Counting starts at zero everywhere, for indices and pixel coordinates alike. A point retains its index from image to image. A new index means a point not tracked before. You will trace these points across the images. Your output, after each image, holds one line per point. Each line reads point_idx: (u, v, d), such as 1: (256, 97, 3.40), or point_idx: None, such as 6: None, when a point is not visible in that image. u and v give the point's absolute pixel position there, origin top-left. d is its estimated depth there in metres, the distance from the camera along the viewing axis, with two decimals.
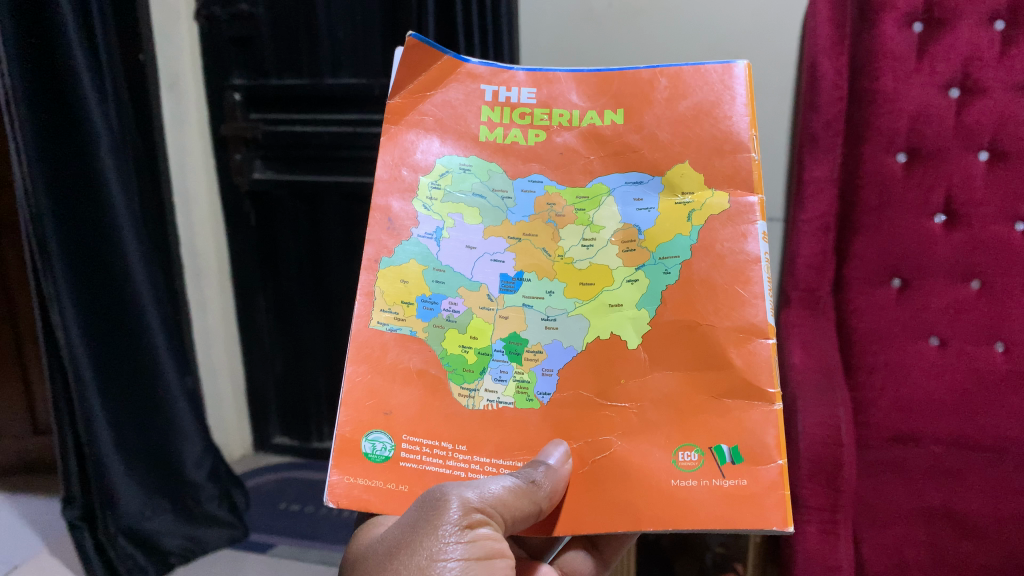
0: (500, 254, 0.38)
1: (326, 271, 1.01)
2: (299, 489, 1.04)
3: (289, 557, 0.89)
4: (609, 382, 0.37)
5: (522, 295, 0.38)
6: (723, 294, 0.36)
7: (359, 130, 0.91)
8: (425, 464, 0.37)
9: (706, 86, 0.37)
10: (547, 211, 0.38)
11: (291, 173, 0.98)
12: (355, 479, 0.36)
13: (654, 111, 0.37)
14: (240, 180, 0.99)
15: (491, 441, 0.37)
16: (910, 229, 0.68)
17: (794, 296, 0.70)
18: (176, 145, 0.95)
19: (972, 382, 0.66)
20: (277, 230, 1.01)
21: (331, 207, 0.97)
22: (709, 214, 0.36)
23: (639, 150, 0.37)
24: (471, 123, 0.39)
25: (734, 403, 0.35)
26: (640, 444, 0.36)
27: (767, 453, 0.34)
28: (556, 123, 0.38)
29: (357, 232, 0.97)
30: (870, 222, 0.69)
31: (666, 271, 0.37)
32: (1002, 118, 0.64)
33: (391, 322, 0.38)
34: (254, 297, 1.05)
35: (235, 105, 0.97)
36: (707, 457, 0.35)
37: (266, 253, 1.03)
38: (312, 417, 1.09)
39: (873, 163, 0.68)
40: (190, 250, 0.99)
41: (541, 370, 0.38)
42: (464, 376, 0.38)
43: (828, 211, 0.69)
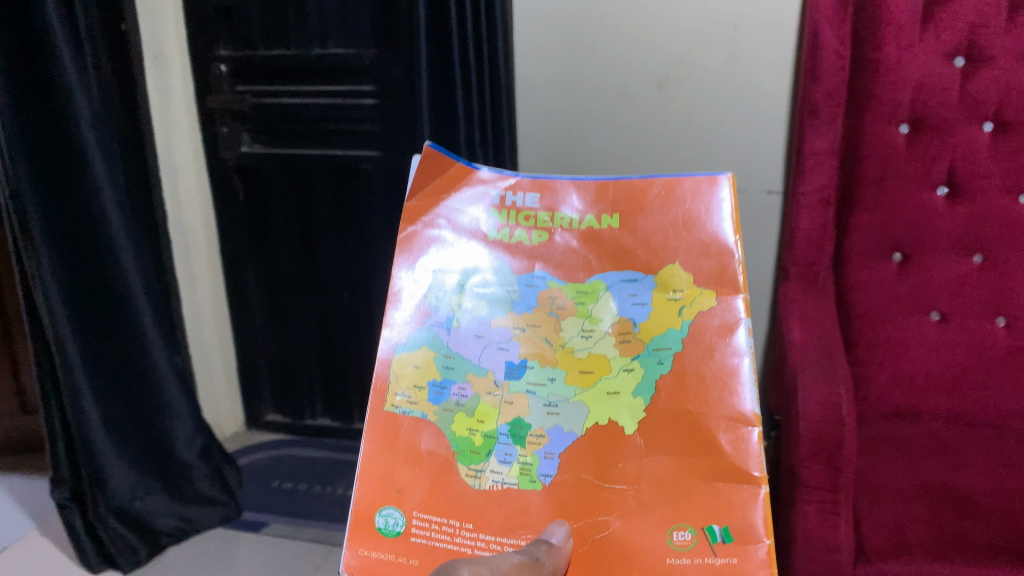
0: (505, 343, 0.40)
1: (316, 251, 0.94)
2: (292, 467, 0.96)
3: (281, 535, 0.82)
4: (608, 465, 0.38)
5: (526, 381, 0.40)
6: (713, 384, 0.38)
7: (348, 102, 0.84)
8: (433, 540, 0.38)
9: (694, 195, 0.40)
10: (549, 303, 0.40)
11: (279, 145, 0.90)
12: (367, 552, 0.39)
13: (650, 215, 0.40)
14: (228, 154, 0.91)
15: (495, 519, 0.38)
16: (910, 204, 0.66)
17: (792, 272, 0.68)
18: (161, 114, 0.87)
19: (972, 357, 0.66)
20: (267, 207, 0.94)
21: (322, 181, 0.90)
22: (698, 310, 0.39)
23: (634, 251, 0.40)
24: (480, 224, 0.42)
25: (724, 485, 0.37)
26: (636, 524, 0.37)
27: (755, 533, 0.37)
28: (557, 225, 0.41)
29: (351, 210, 0.91)
30: (870, 195, 0.66)
31: (660, 361, 0.39)
32: (1008, 88, 0.62)
33: (405, 405, 0.40)
34: (245, 271, 0.98)
35: (221, 76, 0.89)
36: (699, 536, 0.37)
37: (257, 229, 0.95)
38: (305, 393, 1.02)
39: (874, 134, 0.65)
40: (178, 227, 0.91)
41: (542, 454, 0.39)
42: (470, 457, 0.39)
43: (828, 186, 0.66)
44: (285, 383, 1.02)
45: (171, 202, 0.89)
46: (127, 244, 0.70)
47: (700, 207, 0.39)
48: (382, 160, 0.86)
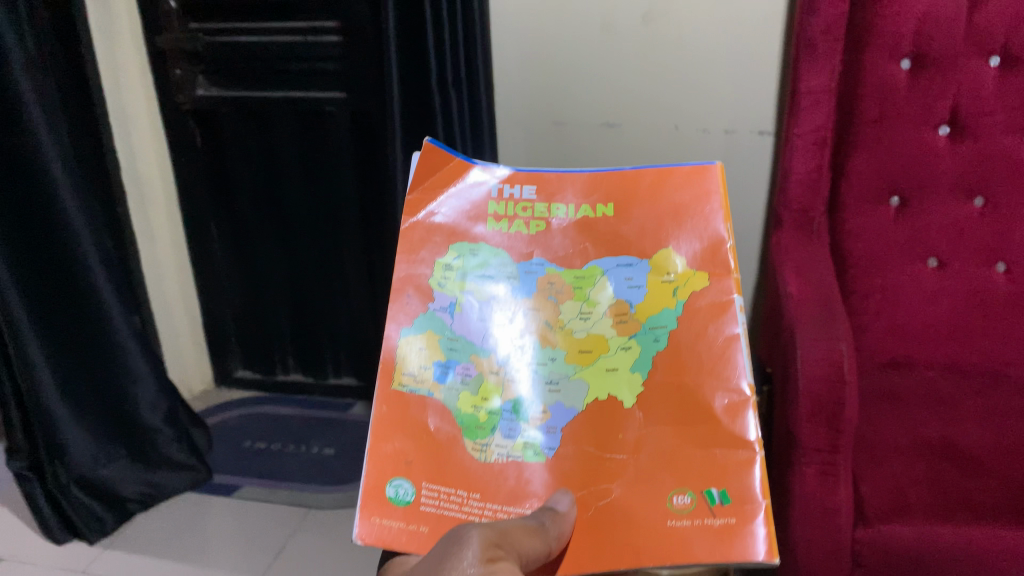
0: (505, 322, 0.32)
1: (282, 199, 0.89)
2: (268, 424, 0.91)
3: (254, 500, 0.76)
4: (607, 435, 0.31)
5: (528, 359, 0.32)
6: (710, 352, 0.31)
7: (308, 40, 0.78)
8: (443, 510, 0.29)
9: (683, 184, 0.33)
10: (545, 288, 0.33)
11: (238, 89, 0.83)
12: (378, 519, 0.29)
13: (642, 203, 0.33)
14: (182, 99, 0.85)
15: (502, 487, 0.30)
16: (910, 144, 0.59)
17: (785, 218, 0.62)
18: (105, 56, 0.79)
19: (968, 303, 0.60)
20: (226, 155, 0.88)
21: (285, 125, 0.84)
22: (692, 290, 0.32)
23: (629, 238, 0.33)
24: (470, 220, 0.34)
25: (722, 453, 0.30)
26: (633, 489, 0.30)
27: (750, 494, 0.29)
28: (557, 213, 0.33)
29: (315, 154, 0.85)
30: (868, 135, 0.59)
31: (655, 339, 0.31)
32: (1016, 20, 0.55)
33: (412, 383, 0.31)
34: (206, 222, 0.92)
35: (170, 12, 0.82)
36: (697, 499, 0.29)
37: (218, 179, 0.90)
38: (277, 347, 0.97)
39: (875, 72, 0.58)
40: (132, 174, 0.84)
41: (545, 428, 0.31)
42: (475, 431, 0.31)
43: (825, 123, 0.59)
44: (256, 333, 0.97)
45: (120, 145, 0.82)
46: (68, 187, 0.63)
47: (706, 196, 0.32)
48: (347, 102, 0.80)
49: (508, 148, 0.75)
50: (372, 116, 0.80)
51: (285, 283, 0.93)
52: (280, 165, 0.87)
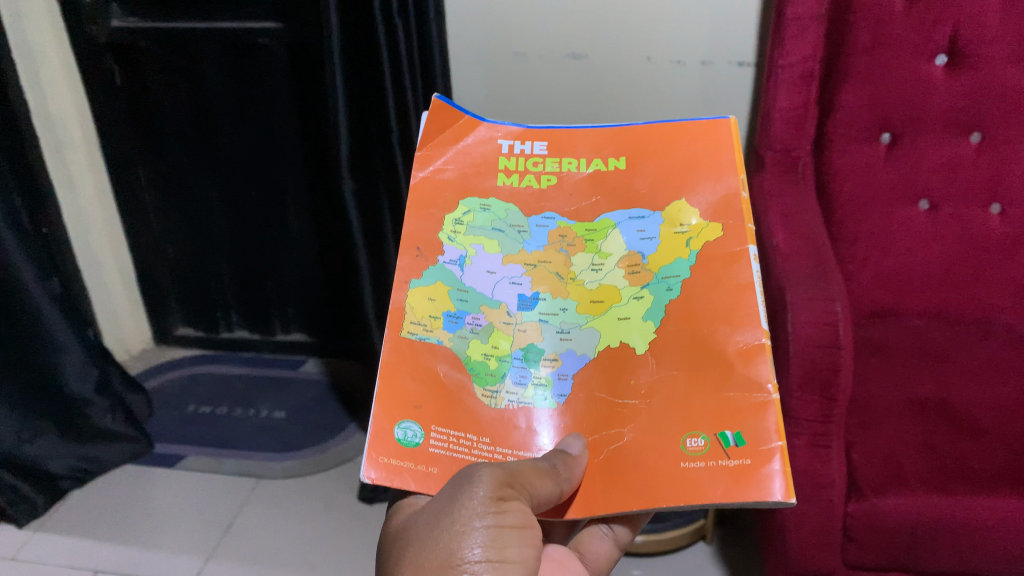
0: (519, 279, 0.31)
1: (215, 138, 0.76)
2: (213, 383, 0.85)
3: (198, 470, 0.72)
4: (619, 379, 0.30)
5: (539, 311, 0.30)
6: (723, 295, 0.29)
7: None
8: (451, 451, 0.29)
9: (696, 137, 0.31)
10: (557, 242, 0.31)
11: (157, 17, 0.71)
12: (387, 459, 0.28)
13: (655, 157, 0.31)
14: (96, 31, 0.72)
15: (513, 428, 0.30)
16: (904, 75, 0.52)
17: (767, 160, 0.55)
18: None
19: (961, 249, 0.55)
20: (156, 125, 0.77)
21: (212, 64, 0.72)
22: (705, 240, 0.30)
23: (641, 191, 0.31)
24: (478, 176, 0.32)
25: (736, 396, 0.29)
26: (647, 433, 0.29)
27: (766, 436, 0.28)
28: (567, 170, 0.32)
29: (251, 97, 0.73)
30: (860, 67, 0.52)
31: (668, 288, 0.30)
32: None
33: (421, 332, 0.30)
34: (133, 173, 0.80)
35: None
36: (711, 442, 0.28)
37: (144, 121, 0.77)
38: (219, 304, 0.88)
39: None
40: (42, 118, 0.72)
41: (557, 375, 0.30)
42: (485, 377, 0.30)
43: (813, 54, 0.52)
44: (195, 284, 0.87)
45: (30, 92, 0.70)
46: None
47: (726, 149, 0.30)
48: (283, 33, 0.68)
49: (465, 88, 0.64)
50: (312, 48, 0.68)
51: (246, 264, 0.84)
52: (216, 126, 0.75)
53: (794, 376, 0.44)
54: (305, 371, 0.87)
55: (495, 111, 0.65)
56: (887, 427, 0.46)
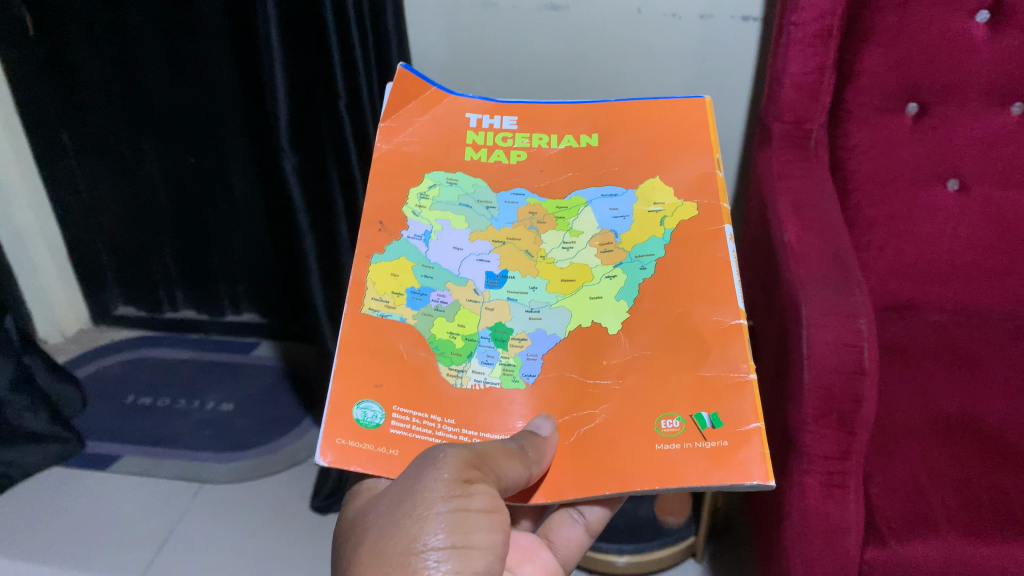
0: (486, 255, 0.31)
1: (143, 93, 0.67)
2: (150, 374, 0.77)
3: (132, 476, 0.65)
4: (590, 359, 0.29)
5: (506, 290, 0.30)
6: (697, 274, 0.29)
7: None
8: (414, 434, 0.28)
9: (670, 115, 0.32)
10: (527, 219, 0.31)
11: None
12: (344, 441, 0.28)
13: (628, 134, 0.32)
14: None
15: (480, 409, 0.29)
16: (942, 31, 0.43)
17: (774, 132, 0.46)
18: None
19: (999, 237, 0.46)
20: (79, 84, 0.68)
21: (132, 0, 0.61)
22: (681, 219, 0.30)
23: (613, 168, 0.32)
24: (448, 147, 0.32)
25: (712, 376, 0.28)
26: (619, 414, 0.28)
27: (743, 416, 0.27)
28: (537, 145, 0.32)
29: (181, 42, 0.63)
30: (888, 24, 0.43)
31: (642, 267, 0.30)
32: None
33: (383, 309, 0.30)
34: (55, 133, 0.71)
35: None
36: (686, 424, 0.27)
37: (59, 70, 0.67)
38: (160, 280, 0.79)
39: None
40: None
41: (525, 355, 0.30)
42: (450, 357, 0.30)
43: (833, 6, 0.42)
44: (133, 259, 0.78)
45: None
46: None
47: (700, 126, 0.31)
48: None
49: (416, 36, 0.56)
50: None
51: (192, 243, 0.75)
52: (141, 77, 0.66)
53: (807, 409, 0.34)
54: (256, 356, 0.79)
55: (449, 77, 0.57)
56: (913, 455, 0.38)
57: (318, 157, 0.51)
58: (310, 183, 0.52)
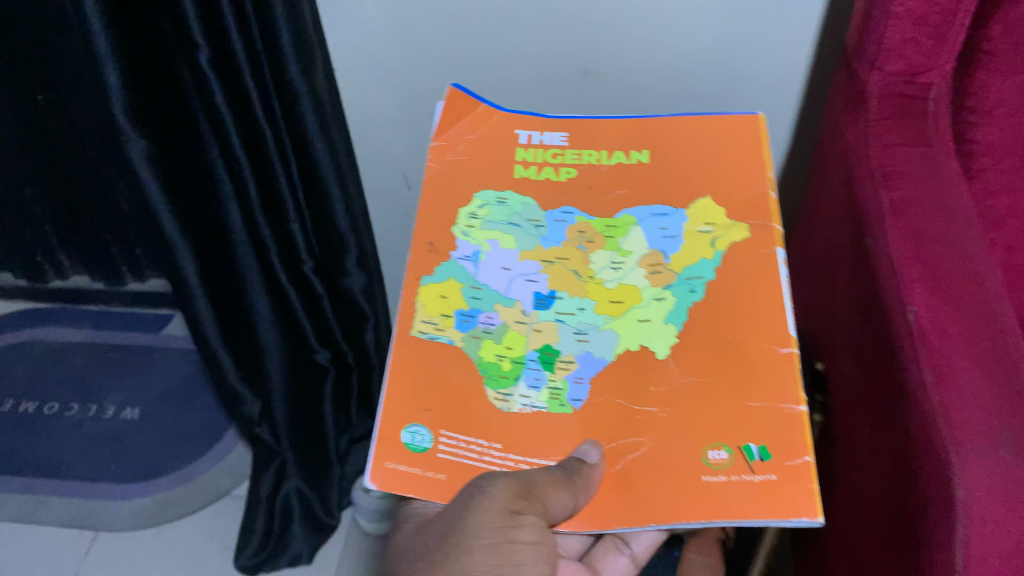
0: (535, 276, 0.31)
1: None
2: (41, 364, 0.71)
3: (16, 522, 0.61)
4: (636, 386, 0.29)
5: (554, 311, 0.30)
6: (747, 299, 0.29)
7: None
8: (460, 459, 0.28)
9: (721, 133, 0.32)
10: (576, 240, 0.31)
11: None
12: (393, 466, 0.28)
13: (678, 152, 0.32)
14: None
15: (526, 434, 0.29)
16: None
17: (874, 92, 0.34)
18: None
19: None
20: None
21: None
22: (733, 241, 0.30)
23: (663, 188, 0.32)
24: (501, 163, 0.33)
25: (761, 407, 0.27)
26: (665, 444, 0.28)
27: (794, 450, 0.26)
28: (586, 162, 0.33)
29: None
30: None
31: (692, 290, 0.30)
32: None
33: (431, 331, 0.30)
34: None
35: None
36: (735, 456, 0.27)
37: None
38: (41, 246, 0.66)
39: None
40: None
41: (572, 379, 0.29)
42: (498, 379, 0.29)
43: None
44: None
45: None
46: None
47: (751, 146, 0.32)
48: None
49: None
50: None
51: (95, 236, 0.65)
52: None
53: None
54: (168, 335, 0.74)
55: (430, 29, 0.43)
56: None
57: (184, 151, 0.41)
58: (169, 165, 0.42)
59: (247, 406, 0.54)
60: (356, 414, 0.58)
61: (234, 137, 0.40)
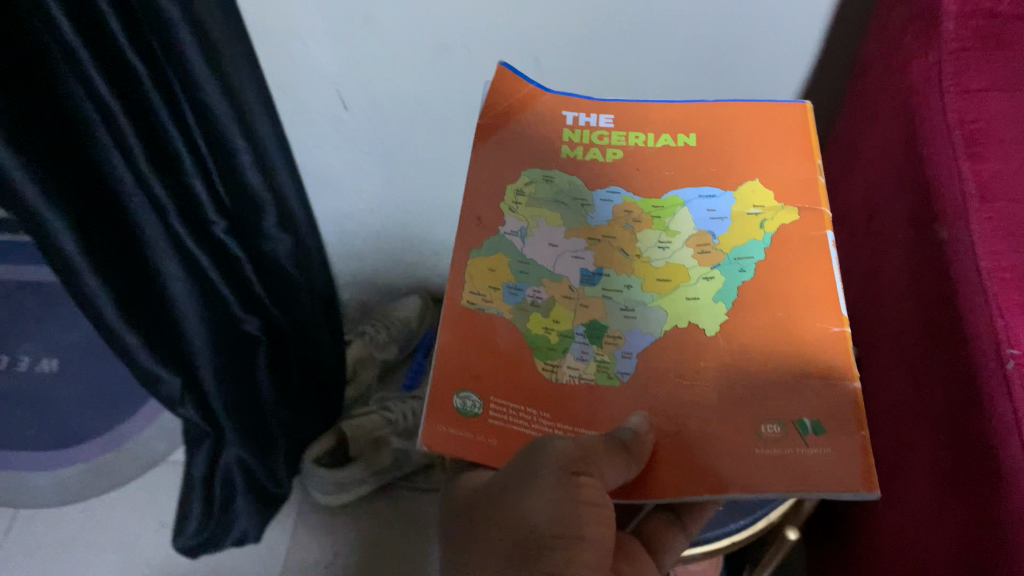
0: (581, 253, 0.31)
1: None
2: None
3: None
4: (688, 360, 0.28)
5: (601, 288, 0.30)
6: (800, 279, 0.29)
7: None
8: (510, 426, 0.28)
9: (773, 117, 0.32)
10: (623, 219, 0.31)
11: None
12: (444, 430, 0.27)
13: (728, 134, 0.32)
14: None
15: (576, 402, 0.28)
16: None
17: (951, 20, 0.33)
18: None
19: None
20: None
21: None
22: (782, 222, 0.30)
23: (712, 166, 0.31)
24: (547, 141, 0.33)
25: (813, 384, 0.27)
26: (717, 419, 0.27)
27: (847, 424, 0.26)
28: (633, 143, 0.32)
29: None
30: None
31: (742, 270, 0.29)
32: None
33: (480, 302, 0.30)
34: None
35: None
36: (789, 429, 0.26)
37: None
38: None
39: None
40: None
41: (620, 353, 0.29)
42: (546, 351, 0.29)
43: None
44: None
45: None
46: None
47: (802, 130, 0.31)
48: None
49: None
50: None
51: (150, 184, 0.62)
52: None
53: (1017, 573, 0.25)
54: None
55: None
56: None
57: (29, 92, 0.30)
58: (24, 112, 0.30)
59: (179, 404, 0.44)
60: (295, 379, 0.55)
61: (96, 77, 0.30)
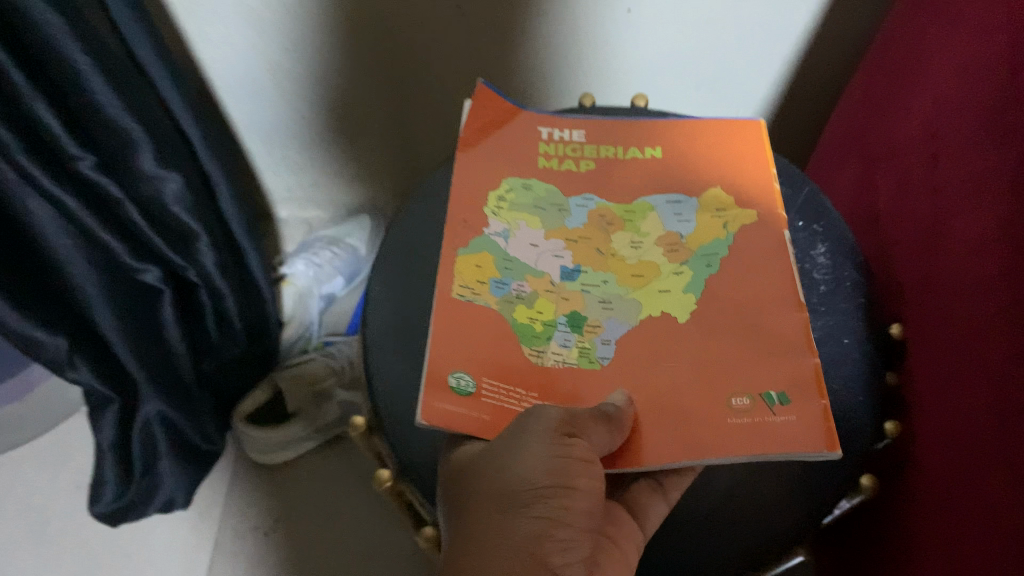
0: (560, 251, 0.33)
1: None
2: None
3: None
4: (663, 343, 0.30)
5: (580, 283, 0.32)
6: (758, 271, 0.32)
7: None
8: (501, 405, 0.29)
9: (727, 136, 0.36)
10: (597, 221, 0.34)
11: None
12: (440, 405, 0.29)
13: (686, 149, 0.36)
14: None
15: (563, 381, 0.30)
16: None
17: None
18: None
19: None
20: None
21: None
22: (741, 223, 0.33)
23: (673, 176, 0.35)
24: (526, 153, 0.35)
25: (776, 361, 0.30)
26: (691, 394, 0.29)
27: (809, 393, 0.28)
28: (602, 156, 0.36)
29: None
30: None
31: (708, 264, 0.32)
32: None
33: (469, 294, 0.32)
34: None
35: None
36: (757, 400, 0.28)
37: None
38: None
39: None
40: None
41: (601, 339, 0.31)
42: (532, 337, 0.31)
43: None
44: None
45: None
46: None
47: (754, 148, 0.35)
48: None
49: None
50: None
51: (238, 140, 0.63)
52: None
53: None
54: None
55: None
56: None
57: None
58: None
59: (49, 353, 0.46)
60: (217, 332, 0.55)
61: None
